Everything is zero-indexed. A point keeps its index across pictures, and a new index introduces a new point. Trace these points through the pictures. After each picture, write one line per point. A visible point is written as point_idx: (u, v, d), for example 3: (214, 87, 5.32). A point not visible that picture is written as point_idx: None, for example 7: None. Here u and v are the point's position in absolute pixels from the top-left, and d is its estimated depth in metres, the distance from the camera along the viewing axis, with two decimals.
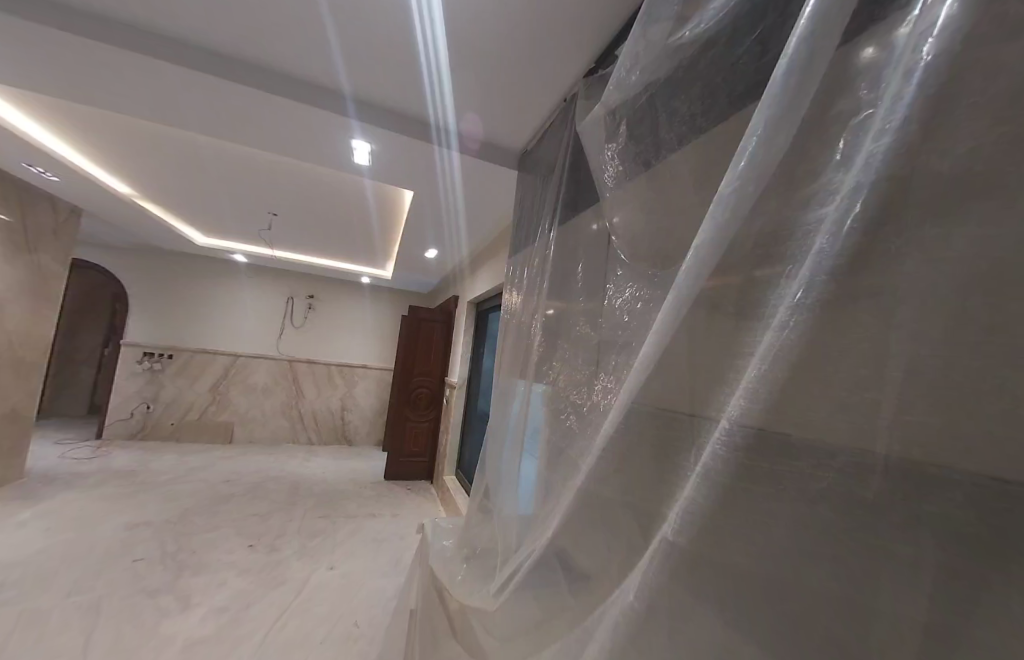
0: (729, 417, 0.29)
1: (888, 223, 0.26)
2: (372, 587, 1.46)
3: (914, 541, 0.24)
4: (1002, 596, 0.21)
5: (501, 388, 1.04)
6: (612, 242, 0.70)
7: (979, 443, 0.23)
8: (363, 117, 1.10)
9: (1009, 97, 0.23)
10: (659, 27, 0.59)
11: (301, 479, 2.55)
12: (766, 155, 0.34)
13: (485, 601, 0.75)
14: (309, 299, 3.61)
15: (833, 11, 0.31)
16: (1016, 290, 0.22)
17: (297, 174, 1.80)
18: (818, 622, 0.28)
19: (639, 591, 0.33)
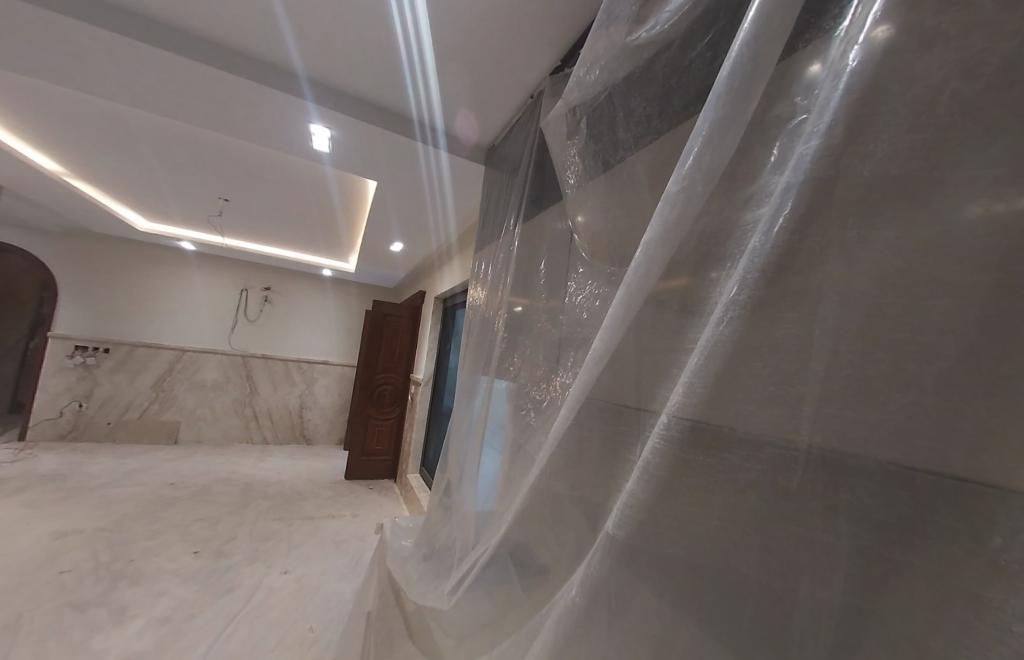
0: (668, 411, 0.30)
1: (815, 223, 0.26)
2: (329, 590, 1.41)
3: (833, 527, 0.26)
4: (905, 576, 0.23)
5: (464, 385, 1.02)
6: (574, 239, 0.70)
7: (891, 435, 0.24)
8: (319, 99, 1.04)
9: (921, 106, 0.24)
10: (619, 26, 0.59)
11: (254, 481, 2.42)
12: (710, 155, 0.34)
13: (440, 600, 0.74)
14: (265, 290, 3.42)
15: (775, 19, 0.32)
16: (923, 290, 0.23)
17: (253, 158, 1.70)
18: (746, 611, 0.28)
19: (583, 586, 0.33)
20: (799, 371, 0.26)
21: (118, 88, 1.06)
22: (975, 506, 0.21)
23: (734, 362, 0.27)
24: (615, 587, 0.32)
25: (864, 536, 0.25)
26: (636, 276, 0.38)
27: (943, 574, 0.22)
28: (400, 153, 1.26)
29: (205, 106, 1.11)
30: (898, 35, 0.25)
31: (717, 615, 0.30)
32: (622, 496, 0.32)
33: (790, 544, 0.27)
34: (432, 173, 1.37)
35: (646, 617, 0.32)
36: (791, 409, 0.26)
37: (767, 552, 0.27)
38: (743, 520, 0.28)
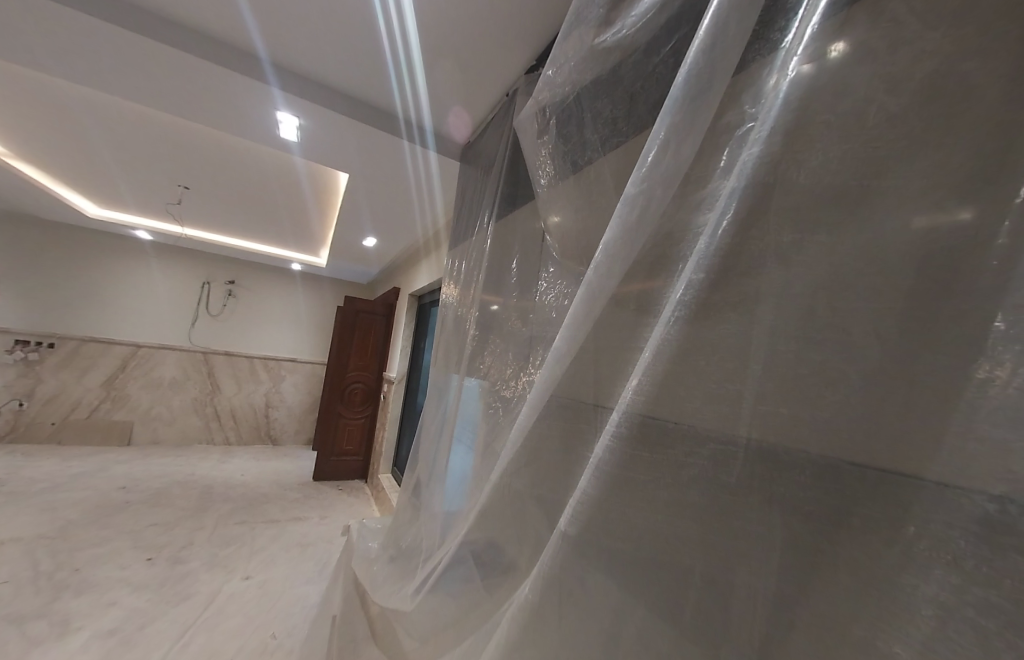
0: (620, 408, 0.30)
1: (755, 227, 0.27)
2: (294, 595, 1.36)
3: (768, 521, 0.27)
4: (832, 565, 0.24)
5: (435, 384, 1.00)
6: (546, 240, 0.70)
7: (820, 432, 0.25)
8: (284, 85, 1.00)
9: (849, 119, 0.25)
10: (587, 28, 0.60)
11: (215, 483, 2.31)
12: (665, 158, 0.35)
13: (404, 602, 0.72)
14: (229, 284, 3.27)
15: (729, 28, 0.33)
16: (850, 294, 0.24)
17: (217, 144, 1.62)
18: (689, 602, 0.29)
19: (535, 584, 0.33)
20: (739, 369, 0.27)
21: (65, 66, 0.99)
22: (894, 496, 0.22)
23: (682, 360, 0.28)
24: (566, 585, 0.32)
25: (796, 527, 0.26)
26: (595, 277, 0.38)
27: (863, 561, 0.23)
28: (376, 147, 1.23)
29: (161, 87, 1.05)
30: (838, 47, 0.26)
31: (663, 607, 0.30)
32: (574, 494, 0.32)
33: (730, 538, 0.28)
34: (407, 167, 1.35)
35: (597, 614, 0.32)
36: (732, 406, 0.27)
37: (710, 546, 0.28)
38: (688, 516, 0.29)
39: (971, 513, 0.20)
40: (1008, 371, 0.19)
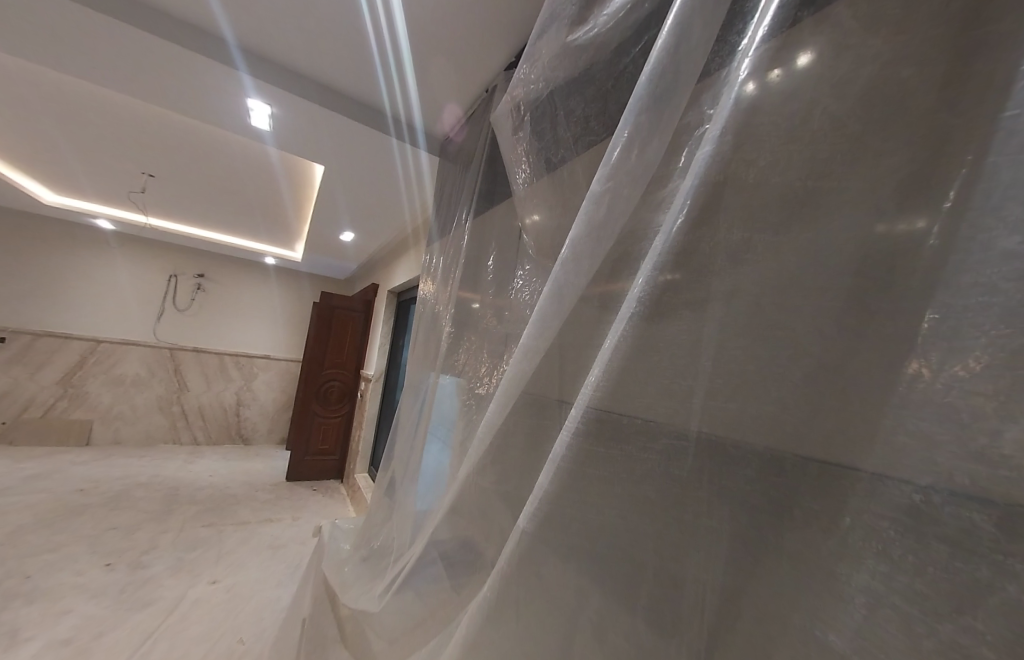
0: (578, 404, 0.30)
1: (708, 224, 0.27)
2: (263, 599, 1.32)
3: (718, 515, 0.27)
4: (776, 555, 0.25)
5: (410, 381, 0.98)
6: (523, 239, 0.70)
7: (765, 427, 0.25)
8: (253, 71, 0.96)
9: (795, 121, 0.26)
10: (561, 25, 0.60)
11: (181, 484, 2.22)
12: (628, 156, 0.35)
13: (372, 603, 0.71)
14: (198, 277, 3.14)
15: (693, 29, 0.34)
16: (796, 291, 0.25)
17: (185, 131, 1.55)
18: (641, 593, 0.29)
19: (494, 582, 0.33)
20: (691, 365, 0.27)
21: (14, 42, 0.93)
22: (832, 488, 0.23)
23: (637, 355, 0.28)
24: (525, 581, 0.32)
25: (742, 519, 0.26)
26: (560, 273, 0.38)
27: (803, 553, 0.24)
28: (354, 139, 1.20)
29: (119, 67, 0.99)
30: (804, 57, 0.26)
31: (618, 601, 0.30)
32: (534, 491, 0.32)
33: (680, 531, 0.28)
34: (385, 160, 1.32)
35: (554, 611, 0.32)
36: (684, 401, 0.28)
37: (662, 540, 0.29)
38: (641, 510, 0.29)
39: (900, 502, 0.20)
40: (934, 365, 0.20)
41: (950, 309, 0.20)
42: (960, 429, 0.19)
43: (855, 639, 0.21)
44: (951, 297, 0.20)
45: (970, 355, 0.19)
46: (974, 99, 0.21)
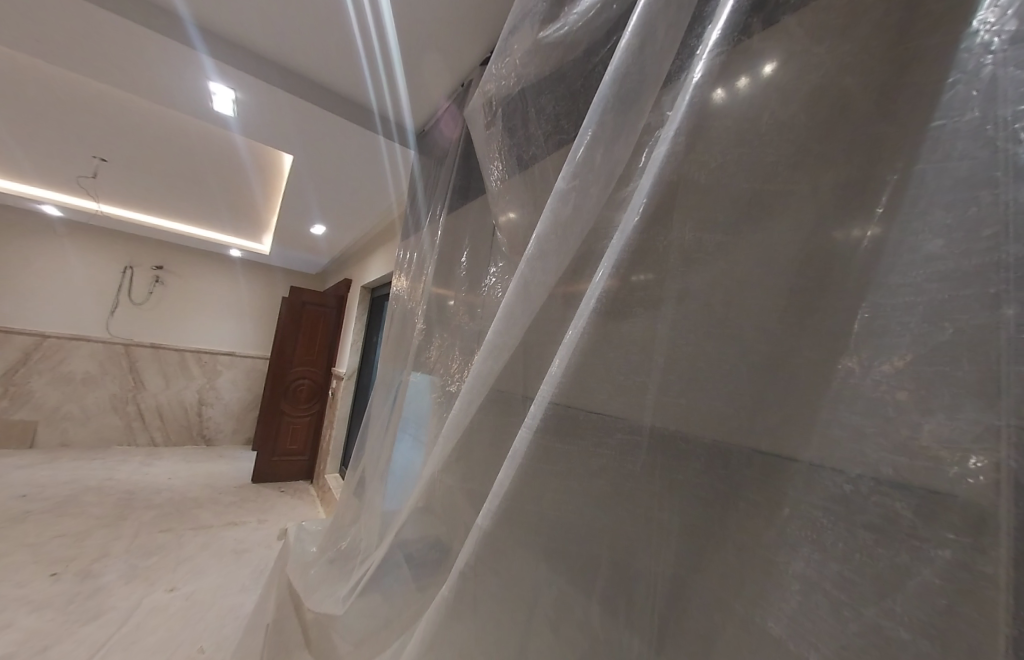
0: (538, 401, 0.30)
1: (662, 222, 0.27)
2: (224, 606, 1.26)
3: (669, 508, 0.28)
4: (721, 546, 0.25)
5: (382, 378, 0.96)
6: (496, 235, 0.70)
7: (714, 422, 0.26)
8: (213, 52, 0.92)
9: (745, 127, 0.26)
10: (532, 21, 0.60)
11: (136, 488, 2.10)
12: (591, 156, 0.36)
13: (337, 606, 0.69)
14: (157, 269, 2.97)
15: (658, 32, 0.34)
16: (743, 290, 0.25)
17: (141, 112, 1.46)
18: (596, 586, 0.30)
19: (453, 582, 0.32)
20: (645, 361, 0.28)
21: None
22: (773, 480, 0.24)
23: (594, 352, 0.29)
24: (484, 580, 0.32)
25: (691, 510, 0.27)
26: (527, 270, 0.38)
27: (748, 542, 0.24)
28: (328, 130, 1.17)
29: (61, 39, 0.91)
30: (769, 65, 0.27)
31: (575, 594, 0.31)
32: (494, 490, 0.31)
33: (633, 523, 0.29)
34: (360, 152, 1.29)
35: (513, 608, 0.32)
36: (639, 398, 0.28)
37: (615, 531, 0.29)
38: (598, 504, 0.29)
39: (832, 493, 0.21)
40: (864, 362, 0.21)
41: (879, 310, 0.21)
42: (887, 422, 0.20)
43: (792, 625, 0.22)
44: (880, 299, 0.21)
45: (895, 354, 0.20)
46: (905, 109, 0.22)
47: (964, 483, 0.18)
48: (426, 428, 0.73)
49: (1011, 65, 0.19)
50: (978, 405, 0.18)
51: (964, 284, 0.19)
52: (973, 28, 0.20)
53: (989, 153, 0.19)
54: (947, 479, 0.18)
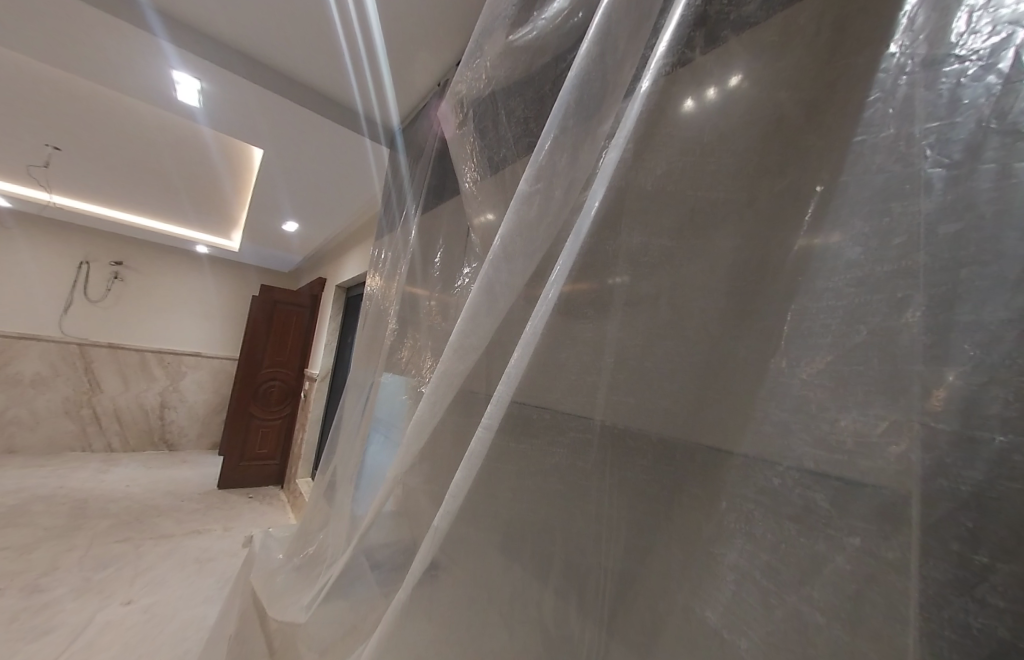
0: (495, 402, 0.29)
1: (612, 226, 0.28)
2: (185, 619, 1.21)
3: (618, 505, 0.28)
4: (665, 538, 0.26)
5: (354, 379, 0.94)
6: (470, 236, 0.69)
7: (661, 422, 0.27)
8: (178, 40, 0.88)
9: (690, 137, 0.27)
10: (503, 25, 0.60)
11: (91, 496, 1.98)
12: (553, 157, 0.35)
13: (301, 613, 0.67)
14: (116, 265, 2.82)
15: (619, 34, 0.34)
16: (685, 292, 0.26)
17: (98, 100, 1.38)
18: (549, 580, 0.30)
19: (410, 586, 0.31)
20: (596, 361, 0.28)
21: None
22: (711, 475, 0.25)
23: (548, 352, 0.29)
24: (439, 581, 0.31)
25: (639, 507, 0.28)
26: (490, 271, 0.37)
27: (689, 533, 0.25)
28: (302, 125, 1.14)
29: (7, 19, 0.85)
30: (725, 82, 0.27)
31: (529, 589, 0.31)
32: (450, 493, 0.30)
33: (584, 520, 0.29)
34: (335, 149, 1.26)
35: (470, 606, 0.32)
36: (590, 397, 0.29)
37: (566, 529, 0.30)
38: (551, 500, 0.30)
39: (763, 486, 0.22)
40: (792, 363, 0.22)
41: (805, 312, 0.22)
42: (810, 418, 0.21)
43: (725, 613, 0.23)
44: (806, 301, 0.22)
45: (816, 355, 0.21)
46: (830, 123, 0.23)
47: (873, 473, 0.19)
48: (397, 429, 0.72)
49: (918, 87, 0.20)
50: (884, 401, 0.19)
51: (876, 289, 0.20)
52: (891, 51, 0.22)
53: (901, 167, 0.20)
54: (859, 469, 0.19)
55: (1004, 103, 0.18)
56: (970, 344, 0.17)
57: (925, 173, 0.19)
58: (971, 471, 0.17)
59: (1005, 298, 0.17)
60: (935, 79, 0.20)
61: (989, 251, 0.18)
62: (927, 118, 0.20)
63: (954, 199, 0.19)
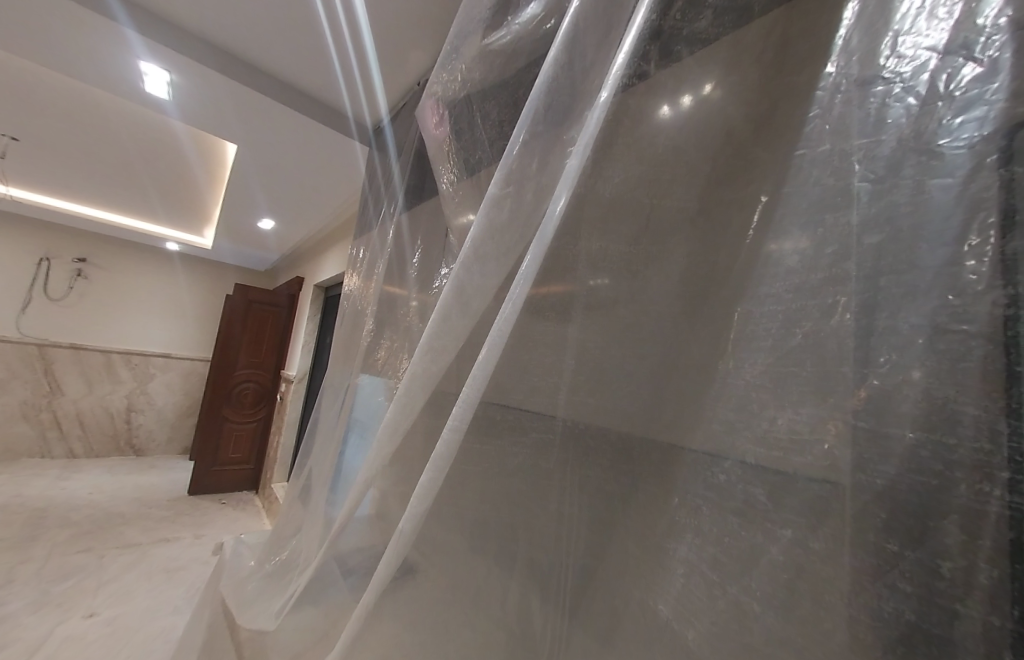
0: (460, 407, 0.27)
1: (575, 229, 0.28)
2: (152, 631, 1.16)
3: (579, 503, 0.29)
4: (621, 534, 0.27)
5: (331, 381, 0.93)
6: (449, 237, 0.69)
7: (620, 424, 0.28)
8: (147, 30, 0.85)
9: (647, 147, 0.28)
10: (478, 28, 0.60)
11: (50, 505, 1.88)
12: (522, 158, 0.34)
13: (270, 621, 0.65)
14: (79, 262, 2.69)
15: (586, 43, 0.34)
16: (641, 296, 0.27)
17: (62, 90, 1.32)
18: (513, 579, 0.31)
19: (369, 599, 0.29)
20: (557, 364, 0.29)
21: None
22: (665, 473, 0.26)
23: (512, 355, 0.28)
24: (402, 589, 0.30)
25: (598, 505, 0.28)
26: (460, 272, 0.35)
27: (643, 529, 0.26)
28: (278, 121, 1.12)
29: None
30: (685, 97, 0.28)
31: (493, 588, 0.31)
32: (411, 505, 0.28)
33: (547, 518, 0.30)
34: (312, 146, 1.24)
35: (436, 608, 0.31)
36: (552, 398, 0.29)
37: (529, 528, 0.30)
38: (514, 499, 0.30)
39: (710, 481, 0.24)
40: (737, 365, 0.23)
41: (749, 316, 0.23)
42: (751, 417, 0.22)
43: (676, 606, 0.24)
44: (751, 307, 0.23)
45: (757, 358, 0.23)
46: (771, 139, 0.25)
47: (803, 469, 0.20)
48: (373, 431, 0.71)
49: (849, 106, 0.22)
50: (815, 401, 0.20)
51: (809, 296, 0.21)
52: (827, 71, 0.23)
53: (834, 181, 0.21)
54: (791, 465, 0.21)
55: (922, 123, 0.19)
56: (887, 350, 0.19)
57: (852, 188, 0.21)
58: (884, 467, 0.18)
59: (918, 306, 0.18)
60: (864, 99, 0.21)
61: (905, 262, 0.19)
62: (857, 136, 0.21)
63: (877, 213, 0.20)
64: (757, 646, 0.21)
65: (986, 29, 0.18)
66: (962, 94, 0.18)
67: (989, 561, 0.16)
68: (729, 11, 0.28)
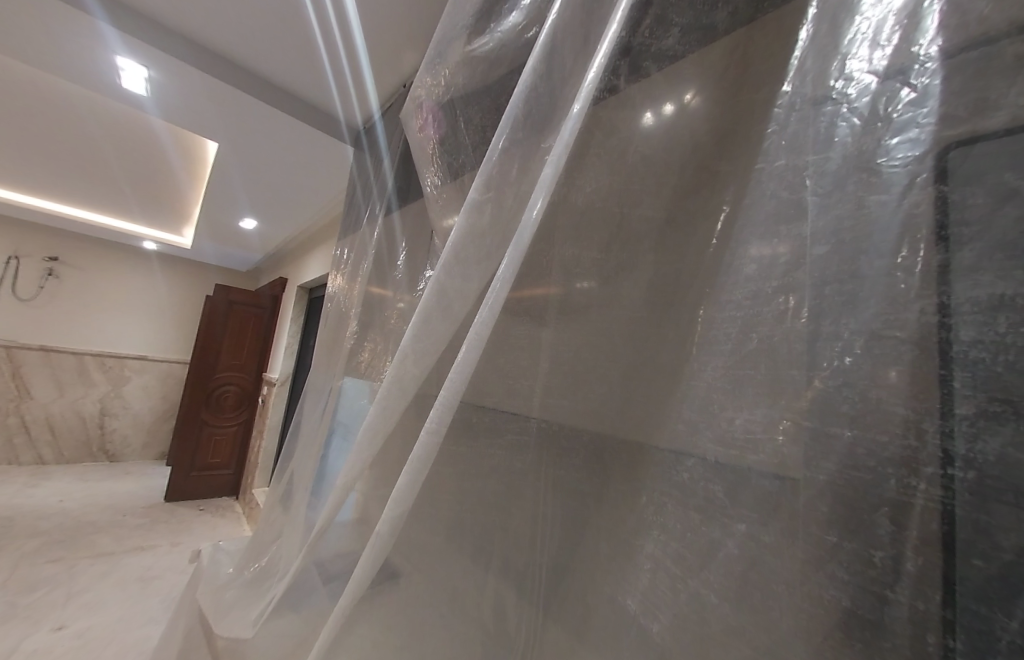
0: (437, 412, 0.27)
1: (550, 234, 0.29)
2: (125, 643, 1.12)
3: (552, 502, 0.30)
4: (592, 531, 0.28)
5: (314, 384, 0.91)
6: (433, 240, 0.69)
7: (593, 425, 0.29)
8: (126, 25, 0.84)
9: (618, 156, 0.29)
10: (460, 32, 0.61)
11: (16, 514, 1.80)
12: (500, 165, 0.35)
13: (248, 630, 0.64)
14: (50, 261, 2.60)
15: (563, 54, 0.35)
16: (611, 301, 0.28)
17: (34, 84, 1.29)
18: (488, 579, 0.31)
19: (343, 611, 0.28)
20: (532, 366, 0.30)
21: None
22: (634, 472, 0.27)
23: (489, 359, 0.29)
24: (379, 597, 0.29)
25: (571, 504, 0.29)
26: (440, 276, 0.35)
27: (612, 526, 0.27)
28: (262, 120, 1.11)
29: None
30: (656, 110, 0.29)
31: (470, 589, 0.32)
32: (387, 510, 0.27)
33: (522, 517, 0.30)
34: (297, 146, 1.23)
35: (412, 614, 0.31)
36: (526, 401, 0.30)
37: (505, 527, 0.31)
38: (491, 501, 0.31)
39: (674, 479, 0.25)
40: (700, 367, 0.25)
41: (711, 321, 0.25)
42: (712, 418, 0.23)
43: (642, 600, 0.25)
44: (712, 312, 0.25)
45: (717, 361, 0.24)
46: (730, 152, 0.26)
47: (756, 465, 0.22)
48: (355, 433, 0.70)
49: (802, 124, 0.23)
50: (766, 402, 0.22)
51: (764, 303, 0.23)
52: (783, 90, 0.24)
53: (787, 194, 0.23)
54: (746, 462, 0.22)
55: (863, 142, 0.21)
56: (831, 355, 0.20)
57: (804, 201, 0.22)
58: (826, 464, 0.19)
59: (859, 313, 0.19)
60: (814, 117, 0.22)
61: (848, 272, 0.20)
62: (810, 152, 0.22)
63: (825, 225, 0.21)
64: (715, 636, 0.22)
65: (920, 57, 0.19)
66: (898, 116, 0.20)
67: (915, 550, 0.17)
68: (694, 30, 0.29)
